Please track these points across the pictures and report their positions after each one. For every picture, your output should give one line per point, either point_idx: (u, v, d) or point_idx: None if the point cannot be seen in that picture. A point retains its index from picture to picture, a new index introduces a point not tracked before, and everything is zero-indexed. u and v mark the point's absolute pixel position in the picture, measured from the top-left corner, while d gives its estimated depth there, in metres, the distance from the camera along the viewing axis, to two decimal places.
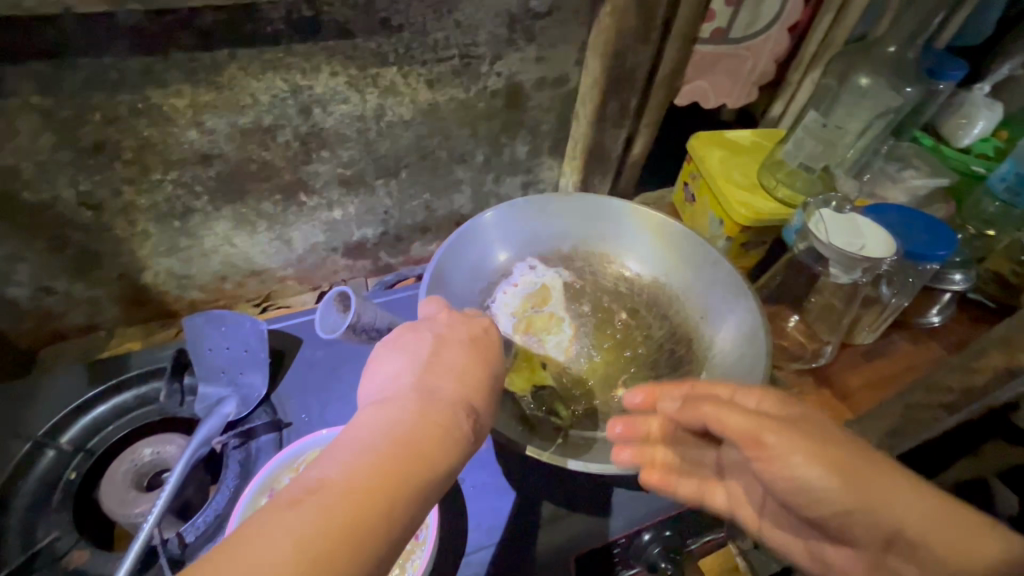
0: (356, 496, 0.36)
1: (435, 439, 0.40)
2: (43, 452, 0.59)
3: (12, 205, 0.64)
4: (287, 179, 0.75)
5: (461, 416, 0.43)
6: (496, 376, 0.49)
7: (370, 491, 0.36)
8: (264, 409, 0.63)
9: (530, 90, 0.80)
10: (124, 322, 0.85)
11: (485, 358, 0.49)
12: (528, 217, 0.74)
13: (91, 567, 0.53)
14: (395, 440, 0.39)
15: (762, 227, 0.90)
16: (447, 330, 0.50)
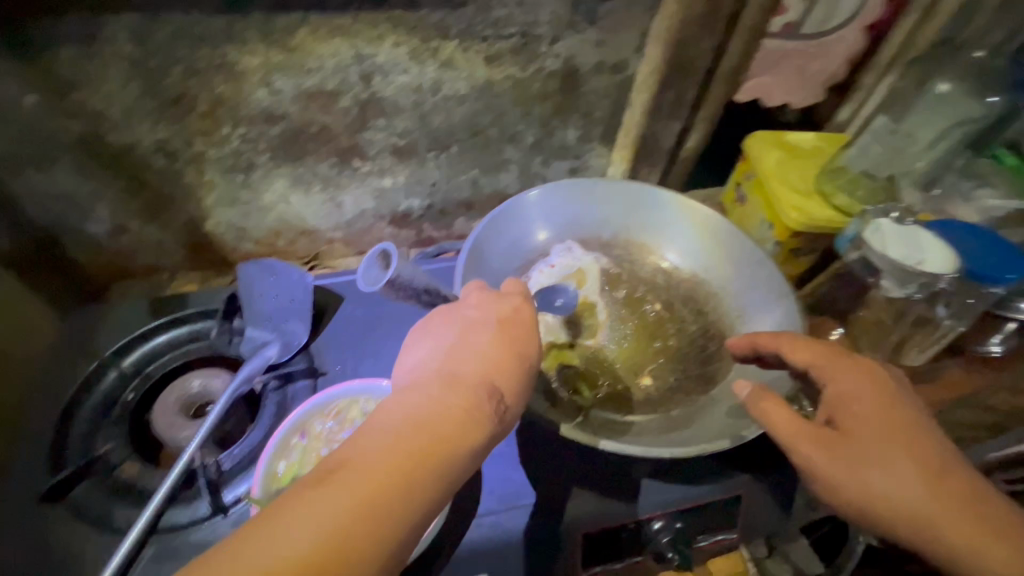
0: (388, 479, 0.36)
1: (457, 424, 0.41)
2: (108, 372, 0.65)
3: (100, 146, 0.70)
4: (343, 144, 0.78)
5: (483, 397, 0.44)
6: (523, 356, 0.50)
7: (392, 468, 0.37)
8: (303, 357, 0.67)
9: (587, 74, 0.80)
10: (186, 266, 0.91)
11: (512, 340, 0.50)
12: (573, 200, 0.74)
13: (137, 480, 0.57)
14: (417, 422, 0.40)
15: (816, 233, 0.87)
16: (476, 312, 0.52)
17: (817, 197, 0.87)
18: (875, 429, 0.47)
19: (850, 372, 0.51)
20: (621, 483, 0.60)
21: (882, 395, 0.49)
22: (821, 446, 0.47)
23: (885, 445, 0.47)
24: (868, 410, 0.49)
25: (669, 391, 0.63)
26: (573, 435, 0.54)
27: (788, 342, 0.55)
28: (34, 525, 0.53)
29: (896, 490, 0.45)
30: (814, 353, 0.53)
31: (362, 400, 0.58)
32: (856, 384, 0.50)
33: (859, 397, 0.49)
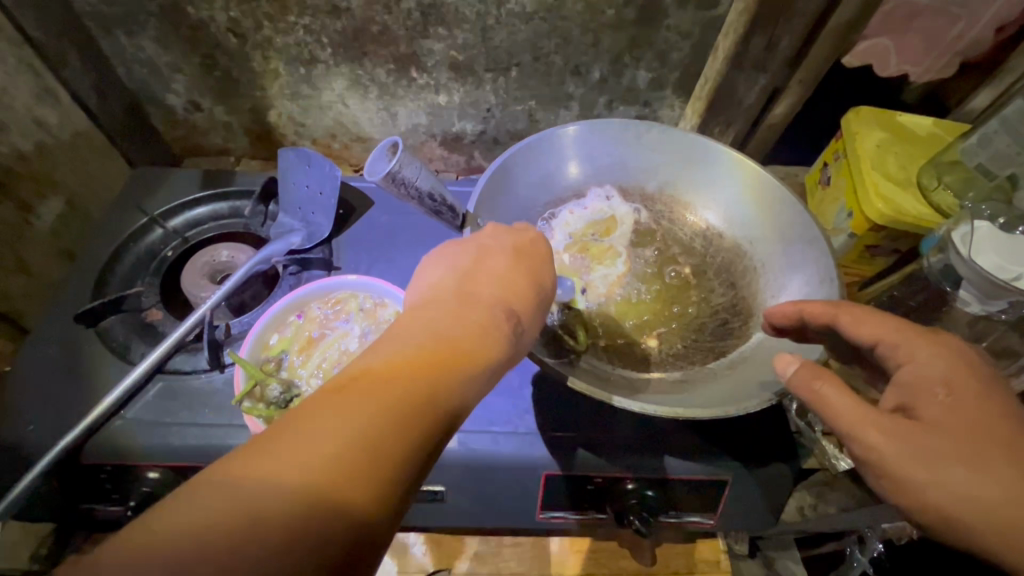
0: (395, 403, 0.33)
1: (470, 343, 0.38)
2: (154, 228, 0.70)
3: (180, 18, 0.73)
4: (402, 50, 0.77)
5: (500, 317, 0.41)
6: (541, 283, 0.46)
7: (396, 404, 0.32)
8: (323, 249, 0.69)
9: (669, 7, 0.72)
10: (249, 153, 0.96)
11: (530, 266, 0.47)
12: (620, 140, 0.68)
13: (159, 325, 0.63)
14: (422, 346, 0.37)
15: (901, 231, 0.76)
16: (492, 240, 0.48)
17: (912, 191, 0.76)
18: (959, 418, 0.42)
19: (930, 352, 0.45)
20: (600, 437, 0.58)
21: (968, 378, 0.44)
22: (893, 434, 0.42)
23: (969, 437, 0.41)
24: (957, 395, 0.43)
25: (673, 357, 0.58)
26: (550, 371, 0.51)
27: (856, 316, 0.48)
28: (72, 341, 0.60)
29: (986, 489, 0.39)
30: (888, 330, 0.47)
31: (361, 296, 0.60)
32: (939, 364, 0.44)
33: (940, 378, 0.44)
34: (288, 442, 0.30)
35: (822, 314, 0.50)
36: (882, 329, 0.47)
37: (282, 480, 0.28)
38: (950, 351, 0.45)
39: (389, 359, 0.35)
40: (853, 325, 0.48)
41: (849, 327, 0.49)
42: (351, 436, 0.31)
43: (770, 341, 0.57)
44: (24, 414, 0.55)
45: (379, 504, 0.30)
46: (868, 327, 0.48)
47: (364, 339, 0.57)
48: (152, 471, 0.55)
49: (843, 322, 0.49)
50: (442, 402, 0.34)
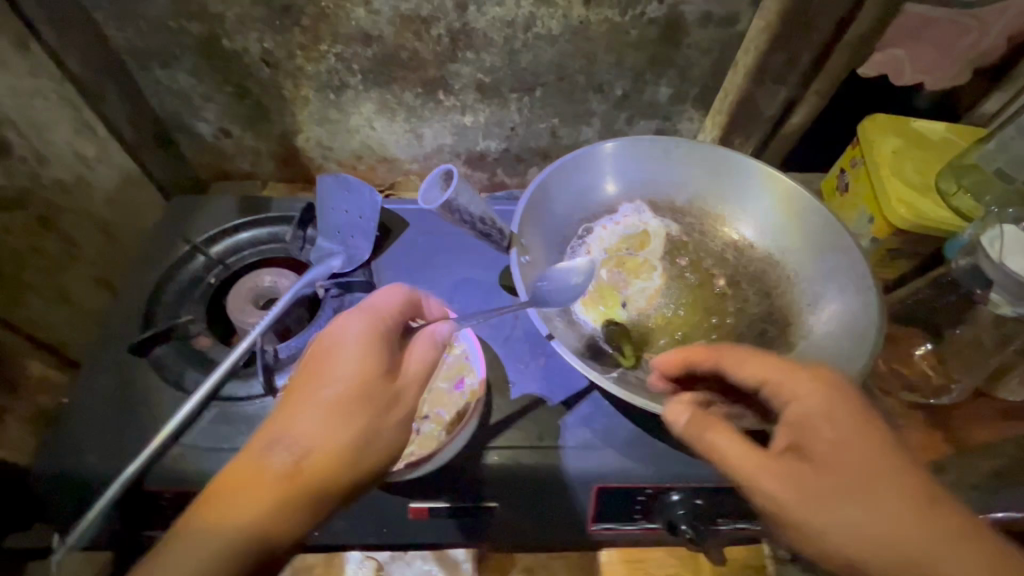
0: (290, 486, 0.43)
1: (348, 424, 0.45)
2: (197, 256, 0.72)
3: (214, 50, 0.75)
4: (431, 74, 0.79)
5: (384, 397, 0.47)
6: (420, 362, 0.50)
7: (291, 478, 0.43)
8: (363, 271, 0.71)
9: (691, 25, 0.74)
10: (275, 177, 0.98)
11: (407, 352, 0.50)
12: (651, 158, 0.71)
13: (209, 351, 0.64)
14: (329, 443, 0.44)
15: (922, 234, 0.78)
16: (386, 310, 0.51)
17: (932, 196, 0.78)
18: (845, 456, 0.42)
19: (809, 389, 0.46)
20: (649, 448, 0.59)
21: (845, 412, 0.44)
22: (810, 479, 0.43)
23: (849, 480, 0.42)
24: (840, 433, 0.43)
25: None
26: (608, 387, 0.53)
27: (789, 374, 0.47)
28: (127, 372, 0.62)
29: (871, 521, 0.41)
30: (808, 388, 0.46)
31: None
32: (791, 402, 0.46)
33: (822, 414, 0.44)
34: (228, 504, 0.41)
35: (718, 353, 0.51)
36: (771, 369, 0.47)
37: (212, 522, 0.40)
38: (832, 388, 0.45)
39: (314, 446, 0.44)
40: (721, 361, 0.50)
41: (724, 362, 0.50)
42: (289, 510, 0.42)
43: (811, 349, 0.59)
44: (85, 445, 0.57)
45: (290, 537, 0.42)
46: (727, 353, 0.50)
47: None
48: None
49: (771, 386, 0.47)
50: (325, 485, 0.44)
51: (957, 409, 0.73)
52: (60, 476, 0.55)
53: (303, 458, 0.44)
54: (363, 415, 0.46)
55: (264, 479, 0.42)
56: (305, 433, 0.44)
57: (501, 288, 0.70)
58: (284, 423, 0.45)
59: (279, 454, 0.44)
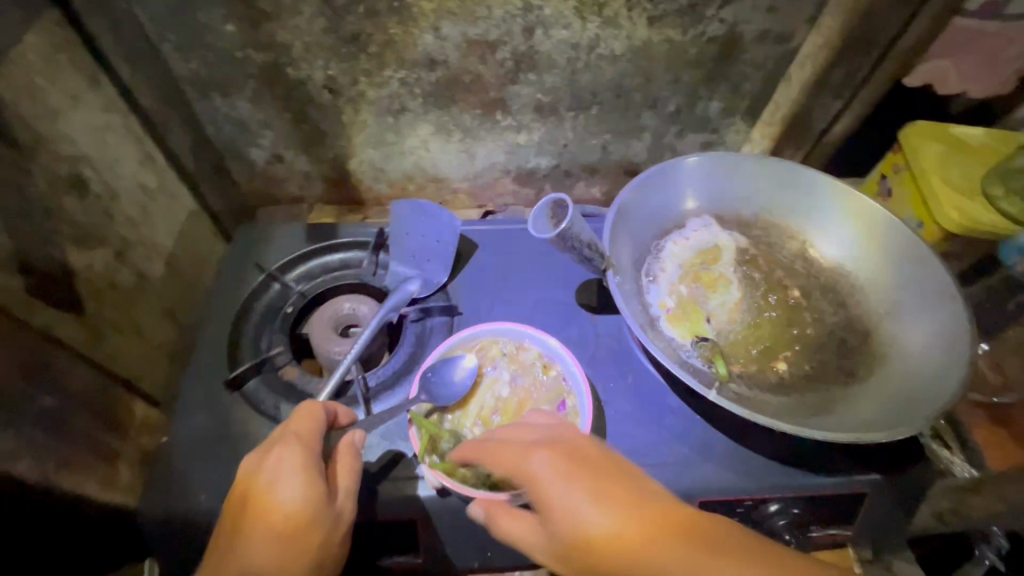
0: (277, 543, 0.48)
1: (299, 509, 0.50)
2: (272, 285, 0.72)
3: (277, 78, 0.75)
4: (491, 96, 0.80)
5: (316, 461, 0.52)
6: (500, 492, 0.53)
7: (277, 535, 0.49)
8: (441, 295, 0.72)
9: (749, 42, 0.76)
10: (324, 200, 0.98)
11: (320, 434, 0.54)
12: (719, 174, 0.73)
13: (298, 382, 0.65)
14: (295, 508, 0.50)
15: (973, 238, 0.80)
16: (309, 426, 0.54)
17: (981, 200, 0.80)
18: (652, 538, 0.41)
19: (662, 544, 0.41)
20: (745, 460, 0.60)
21: (584, 464, 0.46)
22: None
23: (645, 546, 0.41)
24: (608, 498, 0.44)
25: (805, 378, 0.61)
26: (723, 405, 0.55)
27: (648, 548, 0.41)
28: (221, 408, 0.63)
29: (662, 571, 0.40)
30: (625, 522, 0.42)
31: (501, 342, 0.64)
32: (603, 501, 0.44)
33: (572, 470, 0.46)
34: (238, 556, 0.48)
35: (624, 536, 0.42)
36: (604, 515, 0.43)
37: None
38: (606, 465, 0.46)
39: (316, 514, 0.50)
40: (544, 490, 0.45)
41: (592, 521, 0.43)
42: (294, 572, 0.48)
43: (897, 358, 0.61)
44: (193, 483, 0.58)
45: None
46: (586, 512, 0.43)
47: (514, 384, 0.61)
48: None
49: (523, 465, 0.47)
50: (306, 541, 0.49)
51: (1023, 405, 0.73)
52: (169, 514, 0.57)
53: (302, 523, 0.49)
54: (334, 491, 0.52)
55: (267, 535, 0.49)
56: (291, 497, 0.50)
57: (581, 308, 0.71)
58: (265, 490, 0.50)
59: (277, 514, 0.49)
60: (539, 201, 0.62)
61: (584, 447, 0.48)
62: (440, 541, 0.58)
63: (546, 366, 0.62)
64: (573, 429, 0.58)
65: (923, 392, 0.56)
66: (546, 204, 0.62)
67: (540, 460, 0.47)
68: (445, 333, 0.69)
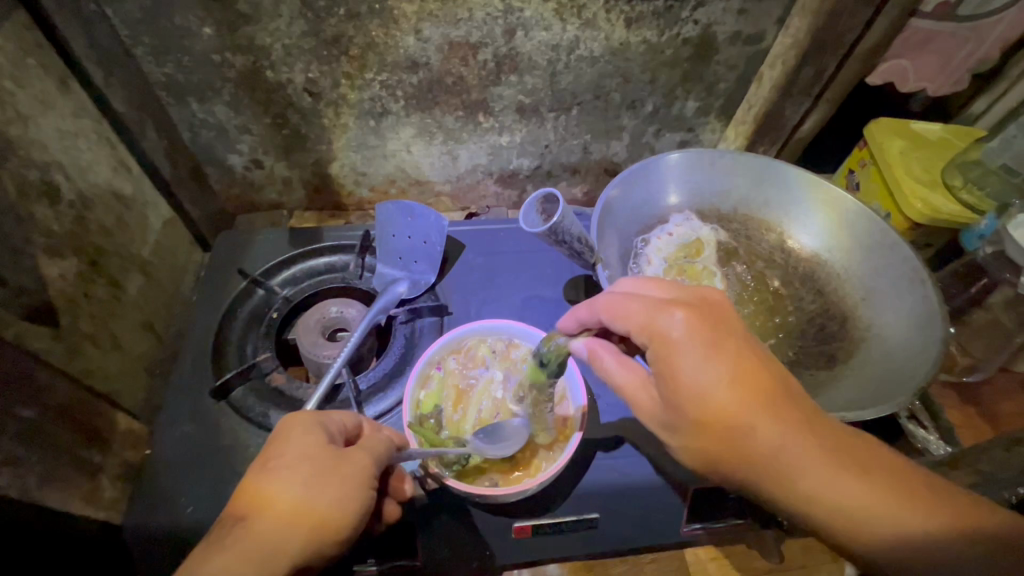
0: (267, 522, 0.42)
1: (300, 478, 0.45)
2: (255, 290, 0.71)
3: (256, 81, 0.75)
4: (473, 97, 0.81)
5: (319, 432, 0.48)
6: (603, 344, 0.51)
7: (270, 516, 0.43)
8: (429, 295, 0.72)
9: (722, 43, 0.79)
10: (304, 206, 0.97)
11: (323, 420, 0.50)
12: (698, 169, 0.75)
13: (285, 389, 0.63)
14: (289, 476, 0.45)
15: (939, 226, 0.84)
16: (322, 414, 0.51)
17: (942, 190, 0.84)
18: (712, 350, 0.44)
19: (756, 401, 0.42)
20: None
21: (712, 330, 0.45)
22: (774, 486, 0.42)
23: (721, 363, 0.43)
24: (711, 335, 0.44)
25: (789, 364, 0.63)
26: None
27: (743, 400, 0.43)
28: (210, 418, 0.62)
29: (713, 383, 0.43)
30: (737, 390, 0.43)
31: (490, 340, 0.64)
32: (707, 364, 0.43)
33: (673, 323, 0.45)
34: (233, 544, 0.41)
35: (734, 409, 0.42)
36: (718, 382, 0.43)
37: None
38: (711, 314, 0.46)
39: (311, 476, 0.45)
40: (666, 361, 0.44)
41: (707, 386, 0.43)
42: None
43: (873, 342, 0.63)
44: (183, 495, 0.57)
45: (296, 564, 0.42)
46: (708, 378, 0.43)
47: (508, 384, 0.62)
48: None
49: (665, 351, 0.45)
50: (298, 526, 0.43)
51: (985, 385, 0.80)
52: (160, 531, 0.56)
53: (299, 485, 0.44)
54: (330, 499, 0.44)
55: (261, 508, 0.43)
56: (290, 458, 0.46)
57: (568, 303, 0.72)
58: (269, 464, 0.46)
59: (277, 495, 0.44)
60: (530, 195, 0.64)
61: (746, 347, 0.44)
62: (440, 541, 0.58)
63: None
64: (570, 425, 0.58)
65: (900, 372, 0.58)
66: (534, 198, 0.64)
67: (686, 341, 0.44)
68: (435, 332, 0.69)
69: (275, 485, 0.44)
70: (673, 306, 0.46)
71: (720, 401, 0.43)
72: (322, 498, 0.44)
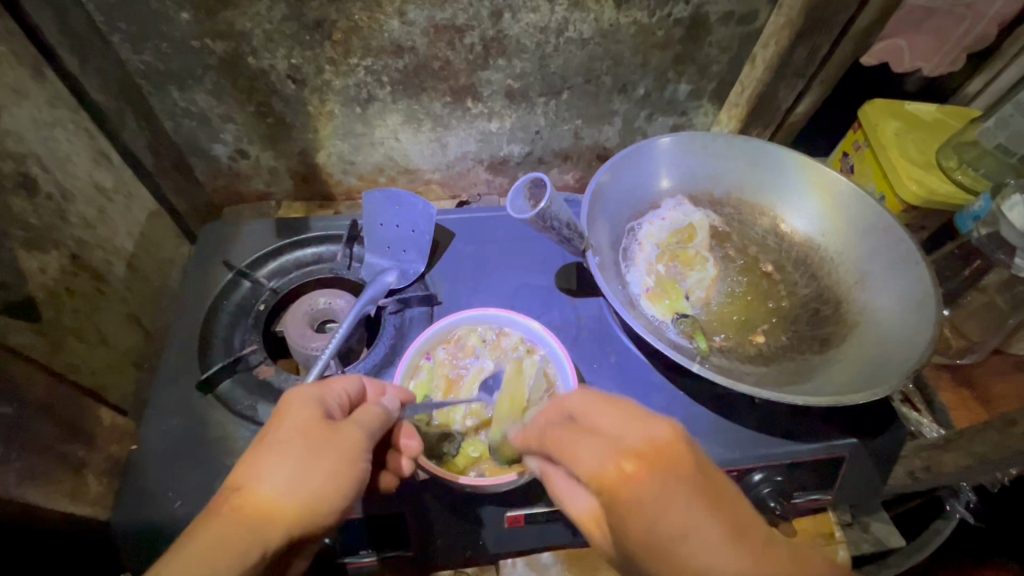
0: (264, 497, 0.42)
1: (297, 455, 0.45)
2: (242, 282, 0.70)
3: (238, 68, 0.73)
4: (461, 83, 0.79)
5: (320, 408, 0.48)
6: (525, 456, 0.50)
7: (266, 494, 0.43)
8: (419, 285, 0.71)
9: (714, 23, 0.77)
10: (292, 196, 0.95)
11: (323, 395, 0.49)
12: (690, 153, 0.74)
13: (274, 381, 0.63)
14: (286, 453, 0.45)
15: (934, 208, 0.83)
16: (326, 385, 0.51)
17: (936, 171, 0.83)
18: (605, 429, 0.43)
19: (661, 483, 0.38)
20: (731, 433, 0.62)
21: (612, 411, 0.44)
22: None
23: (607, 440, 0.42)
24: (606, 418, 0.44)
25: (782, 349, 0.63)
26: (710, 376, 0.55)
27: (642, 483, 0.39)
28: (198, 412, 0.61)
29: (598, 460, 0.41)
30: (630, 458, 0.40)
31: (481, 329, 0.63)
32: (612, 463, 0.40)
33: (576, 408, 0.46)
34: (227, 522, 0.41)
35: (617, 483, 0.39)
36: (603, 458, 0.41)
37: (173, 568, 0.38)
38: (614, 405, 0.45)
39: (310, 453, 0.45)
40: (563, 443, 0.44)
41: (592, 463, 0.41)
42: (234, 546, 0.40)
43: (867, 325, 0.63)
44: (172, 490, 0.57)
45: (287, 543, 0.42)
46: (591, 459, 0.41)
47: (499, 373, 0.61)
48: None
49: (561, 438, 0.44)
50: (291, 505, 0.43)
51: (977, 367, 0.79)
52: (149, 526, 0.55)
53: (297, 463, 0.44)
54: (330, 482, 0.44)
55: (258, 482, 0.43)
56: (291, 432, 0.46)
57: (559, 291, 0.71)
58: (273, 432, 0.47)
59: (270, 472, 0.44)
60: (518, 181, 0.63)
61: (666, 449, 0.40)
62: (433, 532, 0.57)
63: (528, 351, 0.62)
64: None
65: (894, 355, 0.58)
66: (522, 183, 0.63)
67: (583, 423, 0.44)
68: (425, 322, 0.68)
69: (276, 460, 0.44)
70: (592, 439, 0.43)
71: (626, 495, 0.39)
72: (316, 480, 0.44)
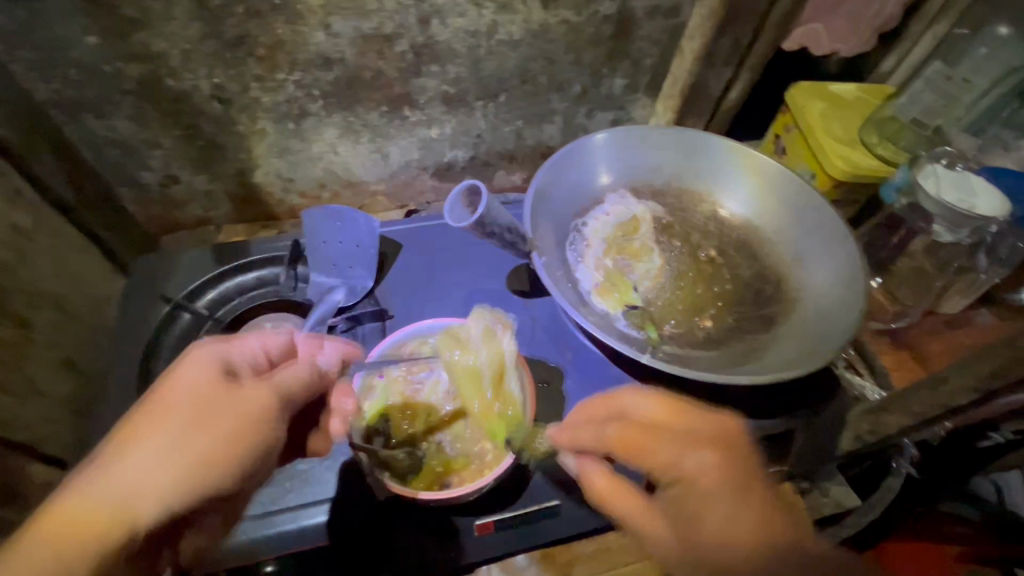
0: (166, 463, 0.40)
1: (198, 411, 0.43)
2: (182, 314, 0.67)
3: (158, 91, 0.69)
4: (396, 91, 0.78)
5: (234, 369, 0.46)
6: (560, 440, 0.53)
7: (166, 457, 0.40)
8: (369, 301, 0.69)
9: (641, 19, 0.79)
10: (233, 218, 0.92)
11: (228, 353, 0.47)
12: (629, 147, 0.75)
13: None
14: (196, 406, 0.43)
15: (859, 182, 0.87)
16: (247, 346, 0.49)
17: (861, 147, 0.87)
18: (644, 403, 0.50)
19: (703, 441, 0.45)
20: None
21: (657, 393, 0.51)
22: (694, 515, 0.43)
23: (640, 405, 0.49)
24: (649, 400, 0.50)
25: (729, 331, 0.65)
26: (657, 365, 0.56)
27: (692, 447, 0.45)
28: None
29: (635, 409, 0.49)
30: (656, 409, 0.49)
31: (432, 341, 0.63)
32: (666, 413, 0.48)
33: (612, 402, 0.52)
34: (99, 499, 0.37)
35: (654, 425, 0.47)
36: (639, 406, 0.49)
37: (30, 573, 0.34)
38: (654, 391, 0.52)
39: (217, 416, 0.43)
40: (606, 412, 0.51)
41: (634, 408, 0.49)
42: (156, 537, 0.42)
43: (806, 302, 0.65)
44: None
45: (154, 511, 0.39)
46: (637, 405, 0.50)
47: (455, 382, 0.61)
48: (269, 564, 0.54)
49: (602, 414, 0.51)
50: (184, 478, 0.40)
51: (913, 329, 0.84)
52: None
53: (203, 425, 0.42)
54: (230, 448, 0.43)
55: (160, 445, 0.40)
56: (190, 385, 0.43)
57: (512, 293, 0.71)
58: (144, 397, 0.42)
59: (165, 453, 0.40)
60: (454, 189, 0.64)
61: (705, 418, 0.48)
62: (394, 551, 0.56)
63: None
64: (519, 416, 0.59)
65: (831, 327, 0.61)
66: (456, 192, 0.63)
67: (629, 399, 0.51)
68: (379, 338, 0.66)
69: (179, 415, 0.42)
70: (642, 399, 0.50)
71: (679, 444, 0.46)
72: (214, 444, 0.42)
